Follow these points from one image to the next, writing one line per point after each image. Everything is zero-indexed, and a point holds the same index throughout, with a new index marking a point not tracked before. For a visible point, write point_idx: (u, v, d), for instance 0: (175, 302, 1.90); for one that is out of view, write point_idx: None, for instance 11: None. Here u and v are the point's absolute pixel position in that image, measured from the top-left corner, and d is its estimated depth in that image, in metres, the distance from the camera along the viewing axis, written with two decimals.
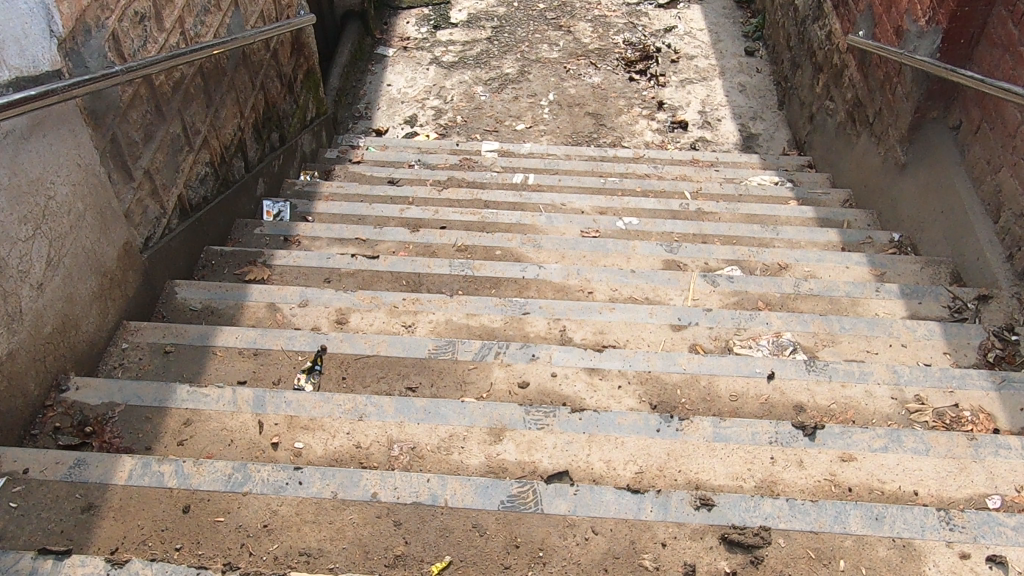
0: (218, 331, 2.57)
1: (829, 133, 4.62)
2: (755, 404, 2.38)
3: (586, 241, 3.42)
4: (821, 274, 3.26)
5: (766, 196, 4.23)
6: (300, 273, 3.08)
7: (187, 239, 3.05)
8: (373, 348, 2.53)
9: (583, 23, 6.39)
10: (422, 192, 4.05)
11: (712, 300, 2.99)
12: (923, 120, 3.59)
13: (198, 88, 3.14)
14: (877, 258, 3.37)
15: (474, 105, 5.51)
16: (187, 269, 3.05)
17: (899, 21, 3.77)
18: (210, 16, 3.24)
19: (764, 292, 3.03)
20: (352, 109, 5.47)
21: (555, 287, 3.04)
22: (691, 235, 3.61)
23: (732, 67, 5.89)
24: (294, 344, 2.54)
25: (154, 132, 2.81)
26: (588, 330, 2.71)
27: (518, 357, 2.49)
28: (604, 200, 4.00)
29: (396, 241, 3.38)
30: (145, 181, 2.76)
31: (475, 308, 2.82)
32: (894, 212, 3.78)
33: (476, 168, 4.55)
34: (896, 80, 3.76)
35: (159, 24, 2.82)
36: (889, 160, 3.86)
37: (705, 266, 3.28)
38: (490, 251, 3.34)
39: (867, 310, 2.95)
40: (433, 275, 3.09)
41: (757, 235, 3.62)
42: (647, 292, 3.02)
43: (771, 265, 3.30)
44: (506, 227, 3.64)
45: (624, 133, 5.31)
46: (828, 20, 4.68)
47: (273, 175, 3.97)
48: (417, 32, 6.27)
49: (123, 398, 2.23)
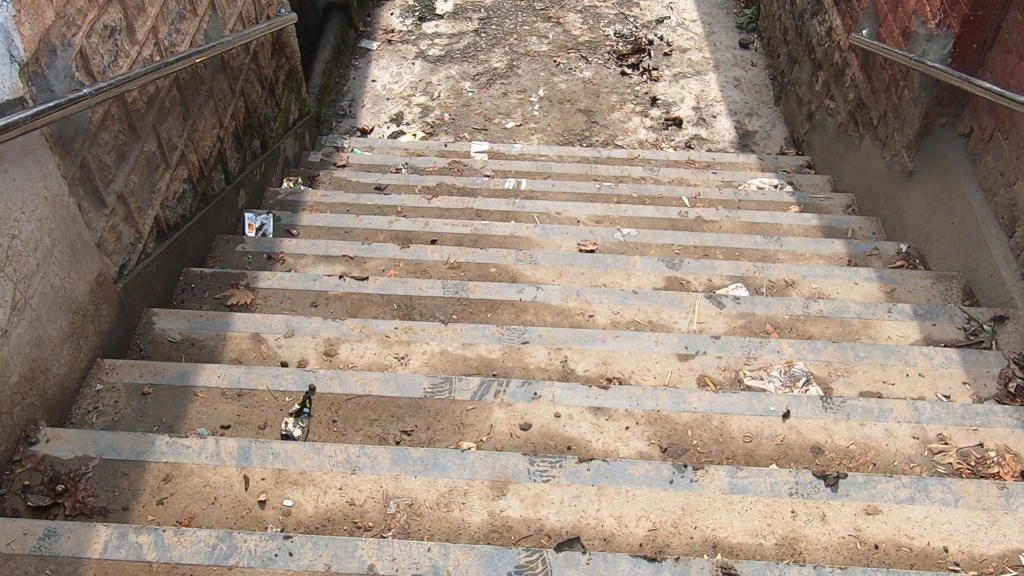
0: (198, 369, 2.41)
1: (830, 134, 4.49)
2: (770, 445, 2.25)
3: (584, 257, 3.27)
4: (829, 292, 3.13)
5: (766, 202, 4.10)
6: (286, 297, 2.93)
7: (164, 263, 2.88)
8: (365, 387, 2.38)
9: (573, 14, 6.21)
10: (411, 200, 3.89)
11: (719, 324, 2.85)
12: (931, 127, 3.45)
13: (174, 101, 2.96)
14: (886, 273, 3.24)
15: (462, 102, 5.34)
16: (165, 294, 2.88)
17: (906, 22, 3.63)
18: (185, 23, 3.05)
19: (773, 314, 2.90)
20: (335, 106, 5.28)
21: (554, 310, 2.90)
22: (692, 248, 3.48)
23: (727, 60, 5.74)
24: (281, 384, 2.38)
25: (127, 153, 2.64)
26: (591, 360, 2.58)
27: (518, 397, 2.35)
28: (601, 208, 3.86)
29: (385, 259, 3.23)
30: (118, 206, 2.59)
31: (472, 336, 2.67)
32: (900, 221, 3.65)
33: (466, 171, 4.39)
34: (902, 84, 3.62)
35: (131, 36, 2.64)
36: (895, 165, 3.72)
37: (709, 284, 3.15)
38: (485, 269, 3.19)
39: (879, 333, 2.84)
40: (425, 298, 2.94)
41: (761, 247, 3.49)
42: (651, 315, 2.88)
43: (777, 282, 3.18)
44: (500, 240, 3.49)
45: (618, 131, 5.15)
46: (828, 16, 4.53)
47: (255, 185, 3.80)
48: (402, 24, 6.07)
49: (98, 451, 2.08)
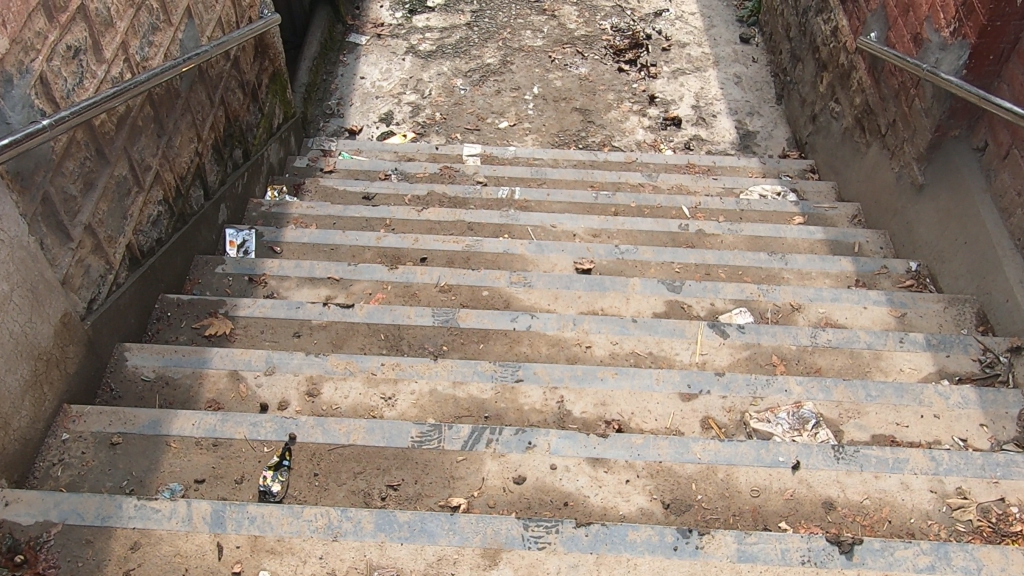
0: (172, 416, 2.27)
1: (835, 139, 4.33)
2: (780, 500, 2.11)
3: (581, 278, 3.12)
4: (837, 318, 3.00)
5: (769, 212, 3.96)
6: (266, 327, 2.78)
7: (138, 292, 2.73)
8: (349, 436, 2.23)
9: (568, 6, 6.02)
10: (400, 212, 3.74)
11: (722, 356, 2.72)
12: (943, 139, 3.29)
13: (147, 119, 2.79)
14: (896, 296, 3.10)
15: (454, 101, 5.16)
16: (140, 325, 2.73)
17: (918, 28, 3.46)
18: (158, 34, 2.88)
19: (779, 345, 2.76)
20: (323, 105, 5.12)
21: (550, 340, 2.76)
22: (694, 266, 3.33)
23: (727, 56, 5.56)
24: (259, 433, 2.23)
25: (95, 180, 2.47)
26: (589, 401, 2.45)
27: (512, 446, 2.21)
28: (598, 220, 3.71)
29: (372, 281, 3.08)
30: (86, 237, 2.43)
31: (463, 374, 2.52)
32: (910, 235, 3.50)
33: (458, 178, 4.23)
34: (913, 93, 3.46)
35: (98, 55, 2.47)
36: (904, 177, 3.57)
37: (713, 309, 3.01)
38: (477, 292, 3.05)
39: (891, 366, 2.70)
40: (414, 327, 2.79)
41: (764, 265, 3.34)
42: (652, 347, 2.75)
43: (783, 306, 3.04)
44: (493, 258, 3.34)
45: (615, 131, 4.99)
46: (833, 14, 4.36)
47: (237, 198, 3.63)
48: (392, 17, 5.88)
49: (60, 516, 1.93)
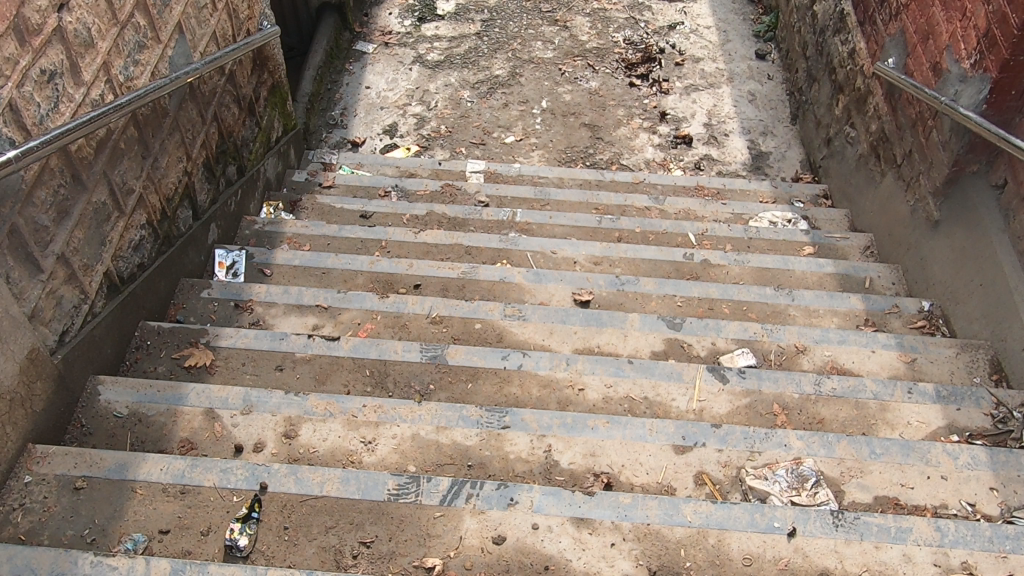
0: (140, 460, 2.17)
1: (849, 165, 4.19)
2: (774, 570, 1.99)
3: (578, 312, 3.01)
4: (843, 362, 2.87)
5: (779, 241, 3.83)
6: (248, 359, 2.69)
7: (116, 321, 2.64)
8: (322, 487, 2.13)
9: (581, 17, 5.90)
10: (397, 234, 3.64)
11: (721, 404, 2.59)
12: (960, 174, 3.15)
13: (130, 140, 2.70)
14: (906, 339, 2.97)
15: (460, 113, 5.06)
16: (117, 355, 2.64)
17: (937, 57, 3.32)
18: (144, 52, 2.78)
19: (781, 393, 2.63)
20: (326, 116, 5.04)
21: (541, 381, 2.65)
22: (696, 300, 3.22)
23: (742, 72, 5.43)
24: (229, 481, 2.13)
25: (69, 208, 2.38)
26: (578, 451, 2.33)
27: (493, 502, 2.09)
28: (600, 247, 3.60)
29: (362, 310, 2.98)
30: (59, 268, 2.34)
31: (447, 419, 2.41)
32: (924, 272, 3.36)
33: (460, 197, 4.13)
34: (931, 124, 3.32)
35: (75, 77, 2.37)
36: (919, 211, 3.43)
37: (713, 348, 2.89)
38: (469, 324, 2.94)
39: (898, 419, 2.57)
40: (401, 363, 2.69)
41: (770, 301, 3.22)
42: (647, 391, 2.63)
43: (788, 348, 2.92)
44: (489, 287, 3.23)
45: (623, 149, 4.88)
46: (851, 36, 4.23)
47: (229, 216, 3.54)
48: (401, 25, 5.77)
49: (12, 571, 1.84)
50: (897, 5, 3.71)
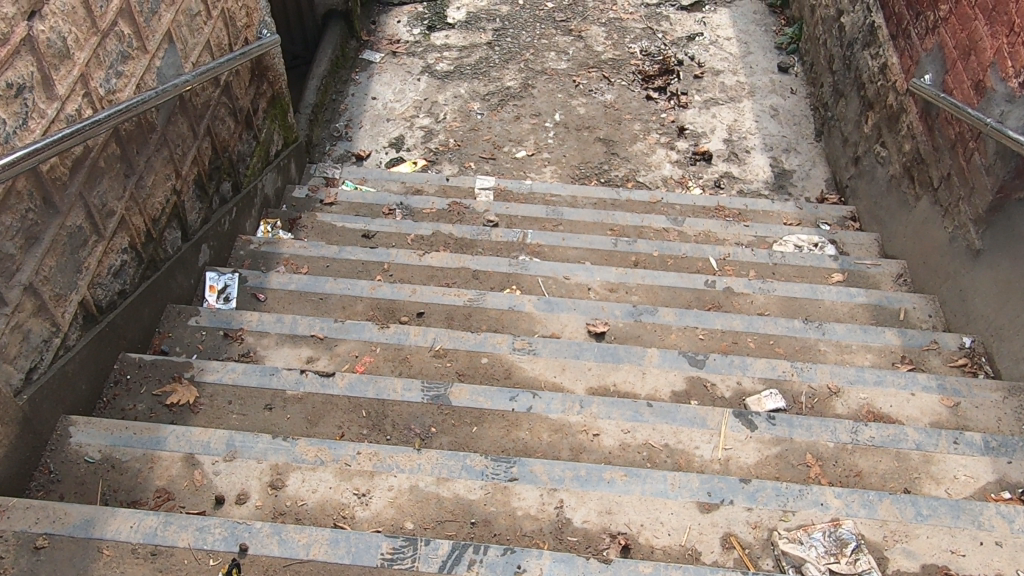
0: (108, 515, 1.96)
1: (880, 186, 3.97)
2: None
3: (593, 346, 2.80)
4: (880, 406, 2.64)
5: (806, 267, 3.61)
6: (235, 396, 2.48)
7: (92, 354, 2.44)
8: (309, 549, 1.91)
9: (596, 27, 5.69)
10: (400, 255, 3.44)
11: (749, 453, 2.37)
12: (1006, 201, 2.92)
13: (111, 158, 2.50)
14: (948, 380, 2.74)
15: (470, 126, 4.85)
16: (93, 392, 2.44)
17: (980, 75, 3.10)
18: (129, 63, 2.58)
19: (814, 442, 2.41)
20: (330, 127, 4.84)
21: (552, 425, 2.43)
22: (720, 333, 3.00)
23: (764, 86, 5.21)
24: (205, 542, 1.92)
25: (39, 234, 2.17)
26: (593, 509, 2.11)
27: (497, 570, 1.87)
28: (616, 272, 3.38)
29: (360, 342, 2.77)
30: (26, 299, 2.14)
31: (449, 469, 2.19)
32: (963, 305, 3.13)
33: (468, 216, 3.92)
34: (973, 146, 3.10)
35: (48, 91, 2.17)
36: (959, 239, 3.20)
37: (739, 389, 2.67)
38: (475, 358, 2.73)
39: (943, 473, 2.35)
40: (400, 404, 2.47)
41: (798, 335, 3.00)
42: (668, 438, 2.40)
43: (820, 389, 2.69)
44: (497, 316, 3.02)
45: (640, 166, 4.67)
46: (881, 50, 4.01)
47: (223, 235, 3.34)
48: (409, 33, 5.58)
49: None
50: (934, 18, 3.49)
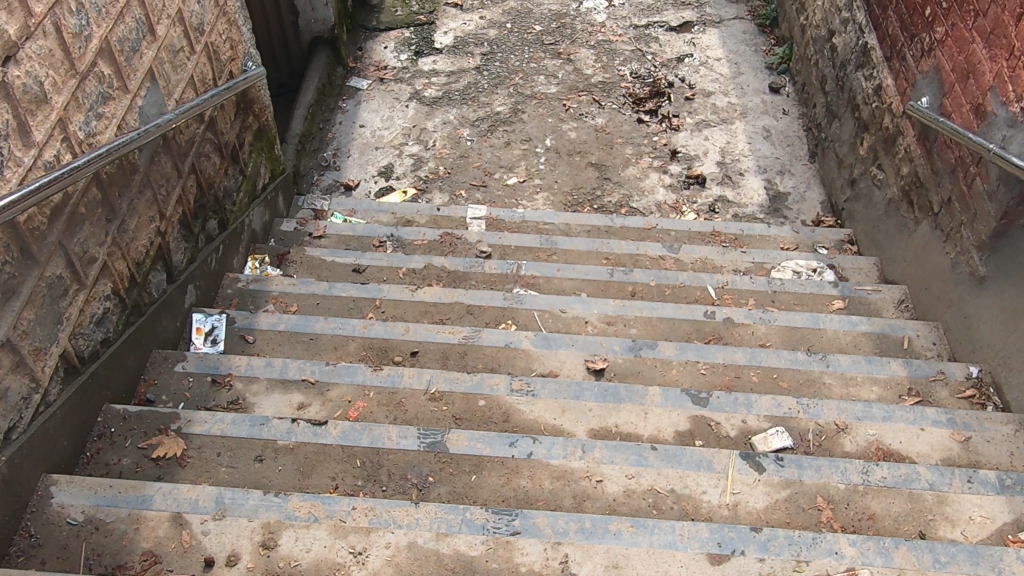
0: None
1: (877, 209, 3.92)
2: None
3: (593, 385, 2.71)
4: (889, 442, 2.57)
5: (806, 295, 3.54)
6: (224, 448, 2.39)
7: (74, 408, 2.35)
8: None
9: (585, 50, 5.64)
10: (392, 291, 3.35)
11: (758, 497, 2.29)
12: (1010, 228, 2.86)
13: (92, 204, 2.41)
14: (958, 414, 2.67)
15: (459, 153, 4.79)
16: (75, 447, 2.35)
17: (978, 98, 3.05)
18: (109, 104, 2.50)
19: (824, 484, 2.34)
20: (318, 156, 4.76)
21: (553, 471, 2.34)
22: (722, 367, 2.93)
23: (756, 107, 5.17)
24: None
25: (17, 287, 2.08)
26: (599, 563, 2.02)
27: None
28: (614, 304, 3.31)
29: (352, 385, 2.69)
30: (3, 356, 2.04)
31: (448, 524, 2.10)
32: (969, 333, 3.07)
33: (460, 247, 3.84)
34: (974, 171, 3.04)
35: (24, 139, 2.08)
36: (962, 265, 3.14)
37: (744, 428, 2.60)
38: (472, 401, 2.64)
39: (958, 514, 2.28)
40: (396, 453, 2.39)
41: (802, 367, 2.94)
42: (674, 483, 2.32)
43: (827, 426, 2.62)
44: (493, 354, 2.94)
45: (633, 191, 4.60)
46: (875, 71, 3.97)
47: (209, 274, 3.25)
48: (397, 59, 5.52)
49: None
50: (930, 40, 3.45)
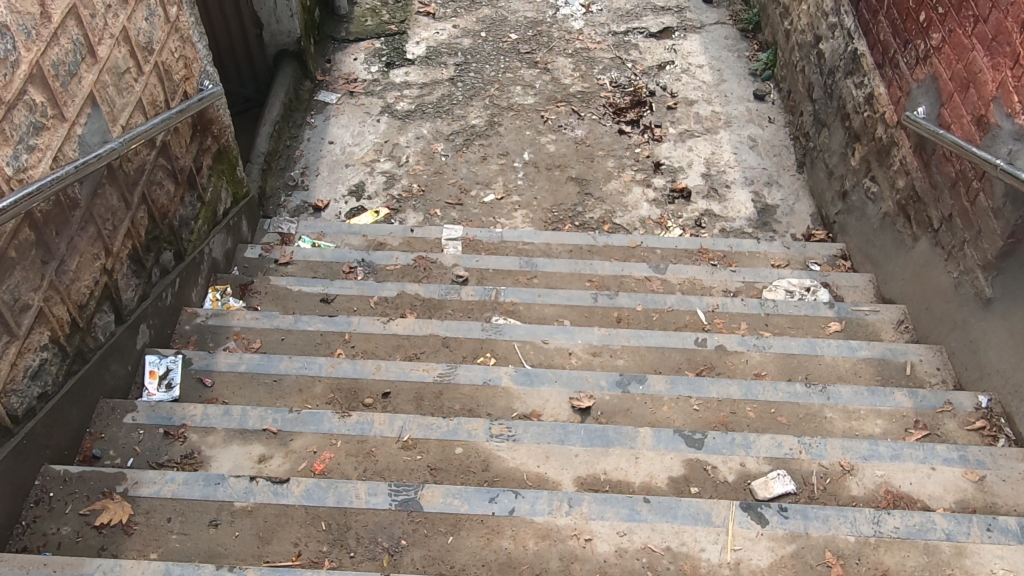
0: None
1: (871, 224, 3.74)
2: None
3: (579, 428, 2.51)
4: (899, 484, 2.39)
5: (801, 317, 3.36)
6: (175, 512, 2.17)
7: (6, 473, 2.13)
8: None
9: (563, 59, 5.45)
10: (363, 323, 3.15)
11: (761, 554, 2.09)
12: (1018, 247, 2.69)
13: (25, 246, 2.19)
14: (970, 451, 2.49)
15: (434, 169, 4.58)
16: (8, 517, 2.12)
17: (980, 109, 2.88)
18: (43, 134, 2.28)
19: (833, 537, 2.14)
20: (285, 176, 4.54)
21: (538, 530, 2.14)
22: (715, 403, 2.73)
23: (740, 115, 4.99)
24: None
25: None
26: None
27: None
28: (599, 333, 3.11)
29: (318, 434, 2.48)
30: None
31: None
32: (976, 358, 2.89)
33: (435, 272, 3.64)
34: (977, 186, 2.87)
35: None
36: (966, 285, 2.96)
37: (742, 471, 2.40)
38: (448, 448, 2.44)
39: (979, 567, 2.09)
40: (364, 513, 2.17)
41: (801, 401, 2.75)
42: (670, 540, 2.12)
43: (833, 467, 2.43)
44: (471, 393, 2.73)
45: (616, 206, 4.41)
46: (866, 79, 3.79)
47: (164, 310, 3.02)
48: (367, 71, 5.31)
49: None
50: (925, 47, 3.27)
